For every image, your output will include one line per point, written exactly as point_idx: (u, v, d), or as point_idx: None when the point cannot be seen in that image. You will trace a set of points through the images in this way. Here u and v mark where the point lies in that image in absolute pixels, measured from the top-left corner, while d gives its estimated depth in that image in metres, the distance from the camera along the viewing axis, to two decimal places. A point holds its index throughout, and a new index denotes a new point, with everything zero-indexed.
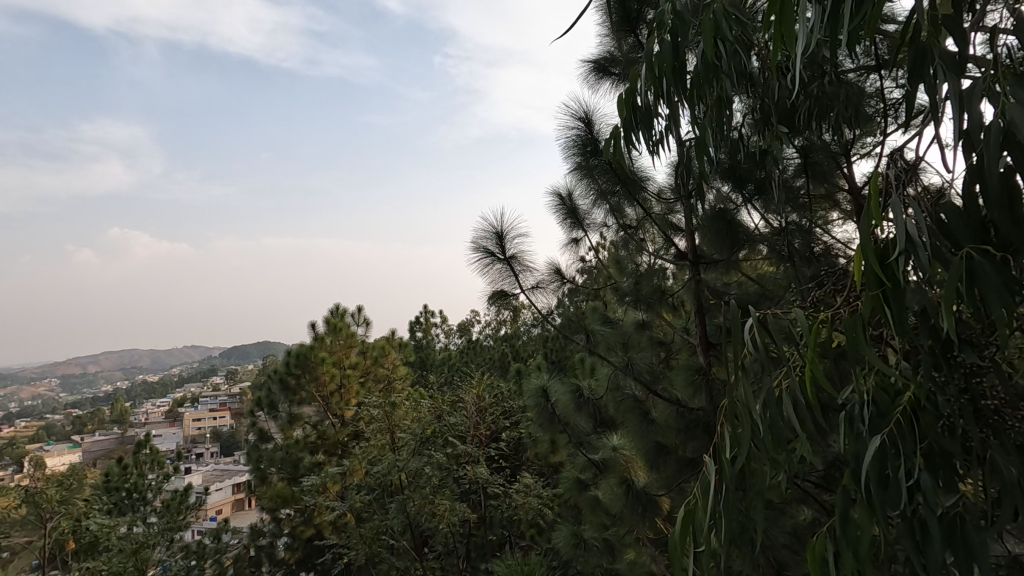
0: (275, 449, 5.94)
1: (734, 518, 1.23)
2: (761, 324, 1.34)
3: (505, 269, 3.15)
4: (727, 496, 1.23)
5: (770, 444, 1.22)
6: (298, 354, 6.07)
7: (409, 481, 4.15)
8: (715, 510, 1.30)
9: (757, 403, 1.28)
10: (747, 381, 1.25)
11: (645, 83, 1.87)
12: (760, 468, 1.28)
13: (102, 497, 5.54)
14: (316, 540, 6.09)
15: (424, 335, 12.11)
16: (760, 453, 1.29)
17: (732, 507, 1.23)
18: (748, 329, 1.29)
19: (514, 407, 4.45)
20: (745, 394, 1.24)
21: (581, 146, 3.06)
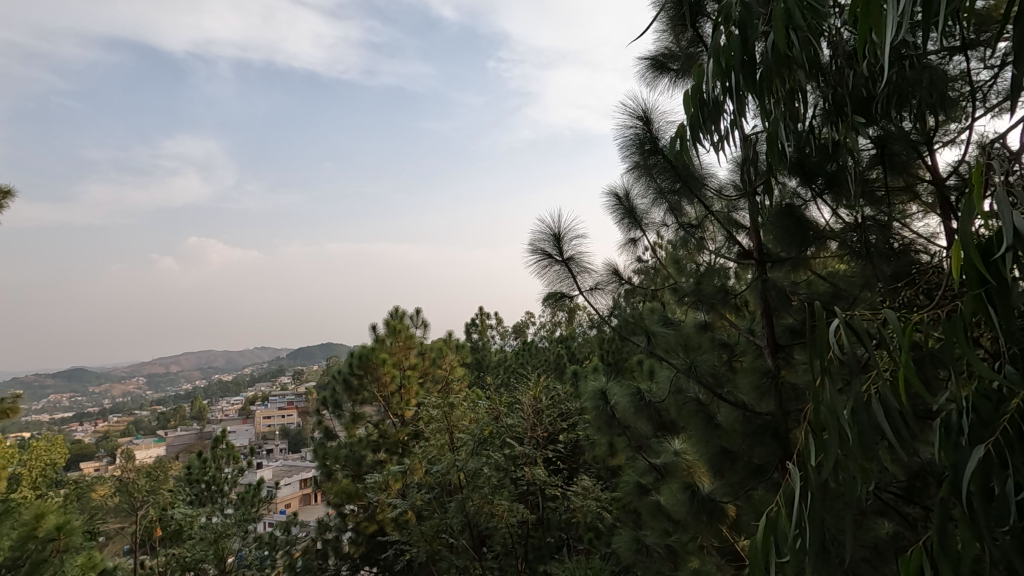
0: (340, 447, 6.17)
1: (819, 529, 1.17)
2: (847, 325, 1.27)
3: (563, 271, 3.13)
4: (813, 506, 1.18)
5: (859, 452, 1.15)
6: (360, 355, 6.30)
7: (468, 480, 4.20)
8: (799, 520, 1.24)
9: (844, 408, 1.21)
10: (833, 385, 1.18)
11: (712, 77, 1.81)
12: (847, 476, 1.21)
13: (185, 488, 5.94)
14: (379, 536, 6.26)
15: (480, 336, 12.25)
16: (848, 461, 1.22)
17: (817, 517, 1.17)
18: (834, 331, 1.23)
19: (572, 409, 4.43)
20: (830, 398, 1.18)
21: (639, 144, 3.02)
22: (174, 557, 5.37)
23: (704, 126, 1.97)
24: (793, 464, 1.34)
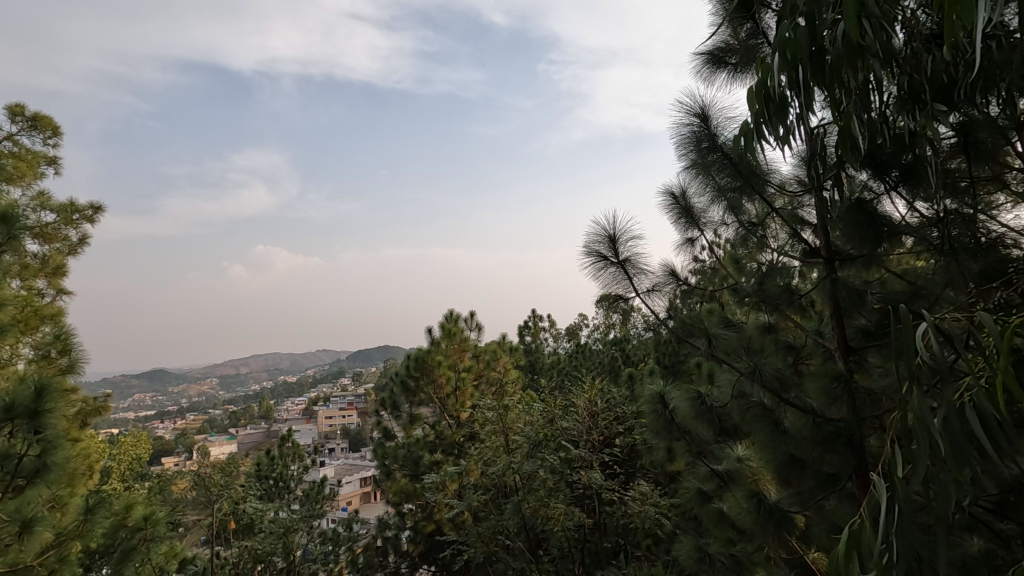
0: (398, 447, 6.34)
1: (909, 543, 1.10)
2: (936, 328, 1.19)
3: (619, 273, 3.09)
4: (902, 518, 1.11)
5: (954, 464, 1.07)
6: (417, 358, 6.44)
7: (524, 483, 4.21)
8: (886, 534, 1.17)
9: (934, 417, 1.13)
10: (923, 392, 1.11)
11: (779, 70, 1.75)
12: (940, 489, 1.13)
13: (255, 484, 6.26)
14: (437, 535, 6.34)
15: (533, 339, 12.28)
16: (941, 472, 1.14)
17: (907, 530, 1.10)
18: (921, 335, 1.16)
19: (628, 412, 4.36)
20: (920, 406, 1.10)
21: (696, 141, 2.96)
22: (246, 550, 5.65)
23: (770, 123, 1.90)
24: (879, 474, 1.27)
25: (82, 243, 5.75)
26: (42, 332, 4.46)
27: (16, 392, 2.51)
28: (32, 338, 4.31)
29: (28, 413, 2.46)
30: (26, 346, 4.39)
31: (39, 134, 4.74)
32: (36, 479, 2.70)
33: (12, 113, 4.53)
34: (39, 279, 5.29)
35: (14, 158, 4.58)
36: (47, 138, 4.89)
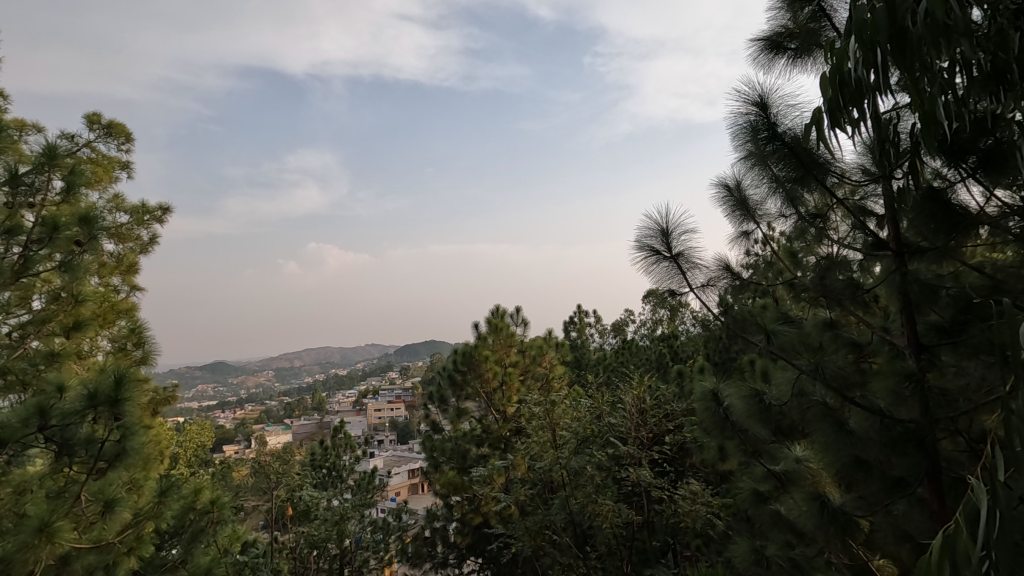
0: (446, 440, 6.45)
1: (1010, 550, 1.03)
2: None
3: (672, 267, 3.05)
4: (1003, 524, 1.03)
5: None
6: (464, 352, 6.52)
7: (571, 478, 4.21)
8: (985, 541, 1.09)
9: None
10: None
11: (856, 53, 1.65)
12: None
13: (311, 473, 6.50)
14: (484, 528, 6.38)
15: (579, 335, 12.22)
16: None
17: (1008, 537, 1.03)
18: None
19: (677, 410, 4.26)
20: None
21: (754, 131, 2.86)
22: (302, 535, 5.88)
23: (846, 110, 1.81)
24: (978, 477, 1.18)
25: (152, 243, 6.10)
26: (118, 326, 4.78)
27: (98, 381, 2.70)
28: (110, 331, 4.63)
29: (110, 400, 2.64)
30: (104, 338, 4.69)
31: (114, 141, 5.07)
32: (117, 462, 2.90)
33: (90, 122, 4.85)
34: (115, 277, 5.67)
35: (92, 163, 4.92)
36: (121, 144, 5.21)
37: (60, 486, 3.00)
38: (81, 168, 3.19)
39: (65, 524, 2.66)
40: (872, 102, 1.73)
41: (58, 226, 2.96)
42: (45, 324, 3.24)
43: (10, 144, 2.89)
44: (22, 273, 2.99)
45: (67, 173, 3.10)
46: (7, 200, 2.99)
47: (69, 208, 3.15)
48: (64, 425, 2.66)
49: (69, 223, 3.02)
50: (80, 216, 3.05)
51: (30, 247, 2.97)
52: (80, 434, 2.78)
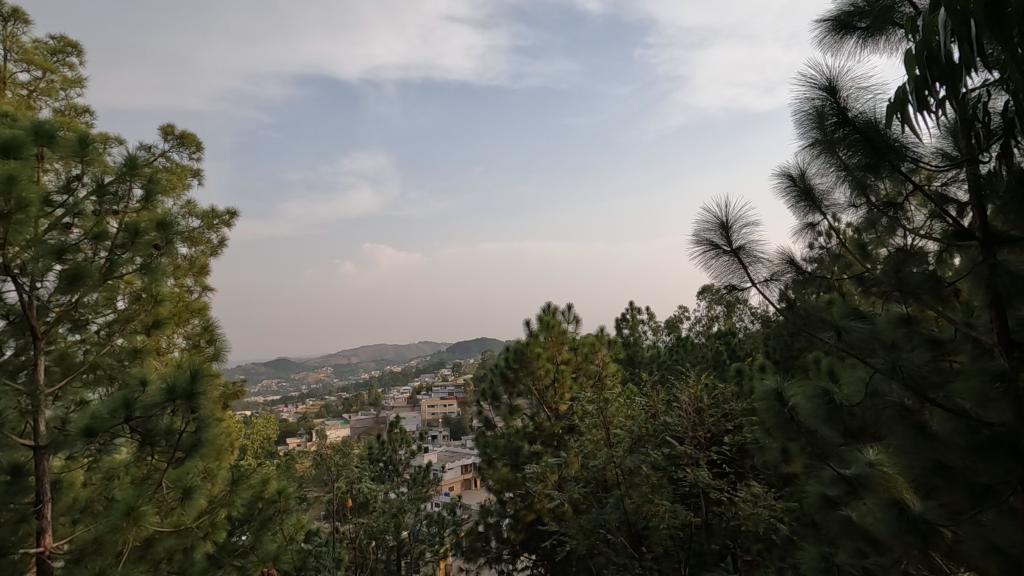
0: (499, 437, 6.51)
1: None
2: None
3: (732, 262, 2.99)
4: None
5: None
6: (516, 350, 6.56)
7: (626, 478, 4.16)
8: None
9: None
10: None
11: (946, 25, 1.53)
12: None
13: (369, 466, 6.72)
14: (537, 525, 6.40)
15: (631, 332, 12.07)
16: None
17: None
18: None
19: (736, 410, 4.12)
20: None
21: (822, 117, 2.72)
22: (361, 526, 6.08)
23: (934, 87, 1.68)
24: None
25: (221, 245, 6.45)
26: (192, 324, 5.09)
27: (176, 376, 2.88)
28: (185, 329, 4.94)
29: (187, 394, 2.82)
30: (180, 336, 5.01)
31: (186, 150, 5.38)
32: (194, 452, 3.08)
33: (165, 133, 5.18)
34: (188, 278, 6.03)
35: (167, 172, 5.26)
36: (192, 153, 5.53)
37: (144, 474, 3.22)
38: (158, 177, 3.40)
39: (148, 509, 2.86)
40: (962, 79, 1.60)
41: (139, 232, 3.19)
42: (129, 322, 3.50)
43: (96, 156, 3.12)
44: (109, 276, 3.19)
45: (146, 182, 3.32)
46: (95, 208, 3.22)
47: (148, 215, 3.38)
48: (147, 416, 2.86)
49: (148, 228, 3.24)
50: (158, 222, 3.27)
51: (115, 251, 3.20)
52: (160, 425, 2.98)
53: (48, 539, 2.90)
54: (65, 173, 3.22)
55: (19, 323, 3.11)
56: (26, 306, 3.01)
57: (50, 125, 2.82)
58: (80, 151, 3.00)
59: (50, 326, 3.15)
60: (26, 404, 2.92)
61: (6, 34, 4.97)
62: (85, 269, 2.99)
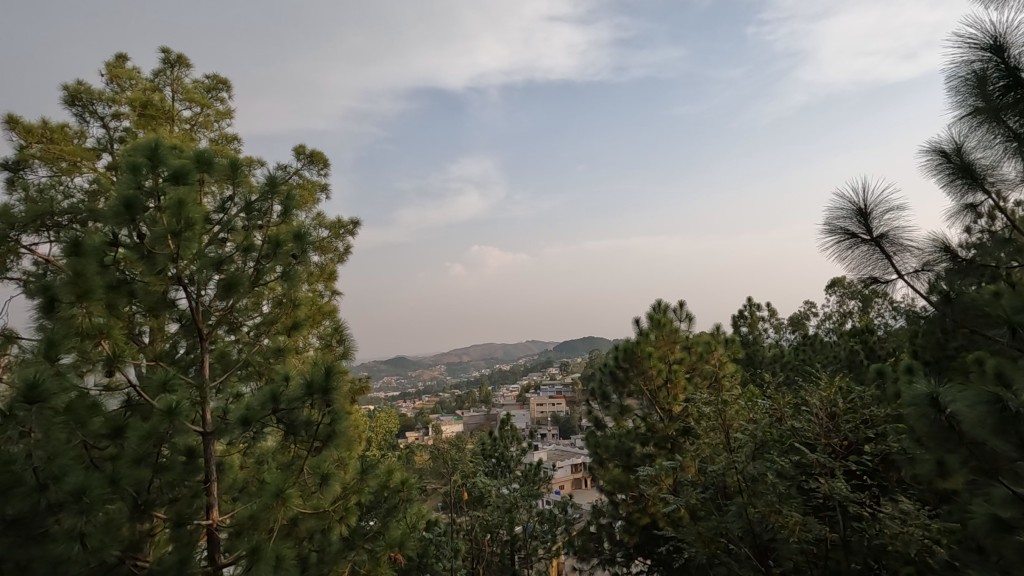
0: (610, 437, 6.42)
1: None
2: None
3: (872, 252, 2.90)
4: None
5: None
6: (625, 349, 6.44)
7: (748, 486, 3.91)
8: None
9: None
10: None
11: None
12: None
13: (482, 461, 6.94)
14: (652, 529, 6.19)
15: (750, 330, 11.36)
16: None
17: None
18: None
19: (879, 415, 3.69)
20: None
21: (987, 82, 2.38)
22: (477, 519, 6.30)
23: None
24: None
25: (347, 252, 7.02)
26: (324, 325, 5.60)
27: (313, 372, 3.18)
28: (318, 330, 5.45)
29: (322, 388, 3.11)
30: (314, 336, 5.52)
31: (315, 167, 5.93)
32: (329, 442, 3.38)
33: (297, 153, 5.74)
34: (320, 283, 6.64)
35: (300, 188, 5.82)
36: (320, 170, 6.08)
37: (289, 460, 3.57)
38: (294, 194, 3.78)
39: (293, 491, 3.19)
40: None
41: (280, 243, 3.57)
42: (273, 324, 3.93)
43: (244, 178, 3.53)
44: (256, 283, 3.60)
45: (284, 199, 3.72)
46: (244, 223, 3.66)
47: (285, 228, 3.75)
48: (291, 408, 3.20)
49: (287, 239, 3.62)
50: (294, 234, 3.64)
51: (261, 262, 3.59)
52: (301, 417, 3.30)
53: (215, 514, 3.39)
54: (219, 195, 3.69)
55: (188, 326, 3.60)
56: (194, 311, 3.48)
57: (208, 153, 3.25)
58: (231, 174, 3.42)
59: (213, 328, 3.63)
60: (196, 395, 3.38)
61: (173, 79, 5.81)
62: (237, 277, 3.42)
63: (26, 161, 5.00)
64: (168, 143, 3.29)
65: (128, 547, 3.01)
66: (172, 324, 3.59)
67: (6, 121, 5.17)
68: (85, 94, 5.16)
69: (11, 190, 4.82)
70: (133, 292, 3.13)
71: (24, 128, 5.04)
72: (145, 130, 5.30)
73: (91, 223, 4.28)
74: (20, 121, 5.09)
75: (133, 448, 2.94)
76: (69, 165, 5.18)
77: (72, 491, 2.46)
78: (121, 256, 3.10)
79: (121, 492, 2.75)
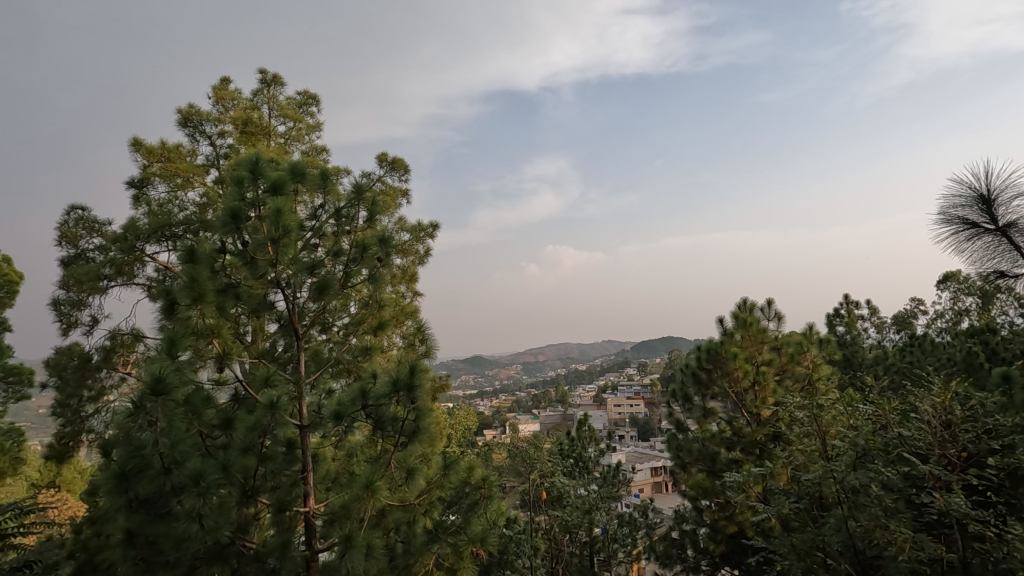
0: (693, 440, 6.19)
1: None
2: None
3: (997, 243, 2.62)
4: None
5: None
6: (708, 349, 6.20)
7: (849, 497, 3.62)
8: None
9: None
10: None
11: None
12: None
13: (561, 461, 6.93)
14: (740, 538, 5.89)
15: (848, 330, 10.56)
16: None
17: None
18: None
19: (1005, 425, 3.30)
20: None
21: None
22: (556, 519, 6.28)
23: None
24: None
25: (427, 255, 7.27)
26: (407, 325, 5.82)
27: (398, 370, 3.32)
28: (401, 330, 5.68)
29: (407, 386, 3.24)
30: (398, 336, 5.75)
31: (397, 174, 6.19)
32: (414, 437, 3.50)
33: (380, 161, 6.01)
34: (402, 285, 6.91)
35: (384, 194, 6.10)
36: (402, 176, 6.33)
37: (377, 454, 3.74)
38: (378, 200, 3.97)
39: (381, 484, 3.34)
40: None
41: (366, 247, 3.75)
42: (361, 323, 4.14)
43: (333, 187, 3.75)
44: (346, 285, 3.80)
45: (369, 205, 3.91)
46: (334, 229, 3.87)
47: (371, 232, 3.94)
48: (378, 404, 3.37)
49: (372, 244, 3.80)
50: (379, 239, 3.81)
51: (349, 265, 3.77)
52: (388, 413, 3.46)
53: (311, 501, 3.61)
54: (312, 203, 3.93)
55: (286, 325, 3.87)
56: (290, 311, 3.74)
57: (302, 164, 3.48)
58: (322, 183, 3.64)
59: (307, 328, 3.88)
60: (294, 390, 3.63)
61: (270, 97, 6.27)
62: (328, 280, 3.63)
63: (149, 179, 5.61)
64: (267, 157, 3.56)
65: (237, 528, 3.29)
66: (271, 324, 3.87)
67: (132, 144, 5.80)
68: (196, 116, 5.69)
69: (137, 205, 5.41)
70: (238, 296, 3.39)
71: (146, 149, 5.64)
72: (247, 145, 5.78)
73: (202, 233, 4.71)
74: (144, 143, 5.70)
75: (240, 438, 3.22)
76: (183, 181, 5.74)
77: (191, 475, 2.80)
78: (229, 262, 3.40)
79: (230, 478, 3.02)
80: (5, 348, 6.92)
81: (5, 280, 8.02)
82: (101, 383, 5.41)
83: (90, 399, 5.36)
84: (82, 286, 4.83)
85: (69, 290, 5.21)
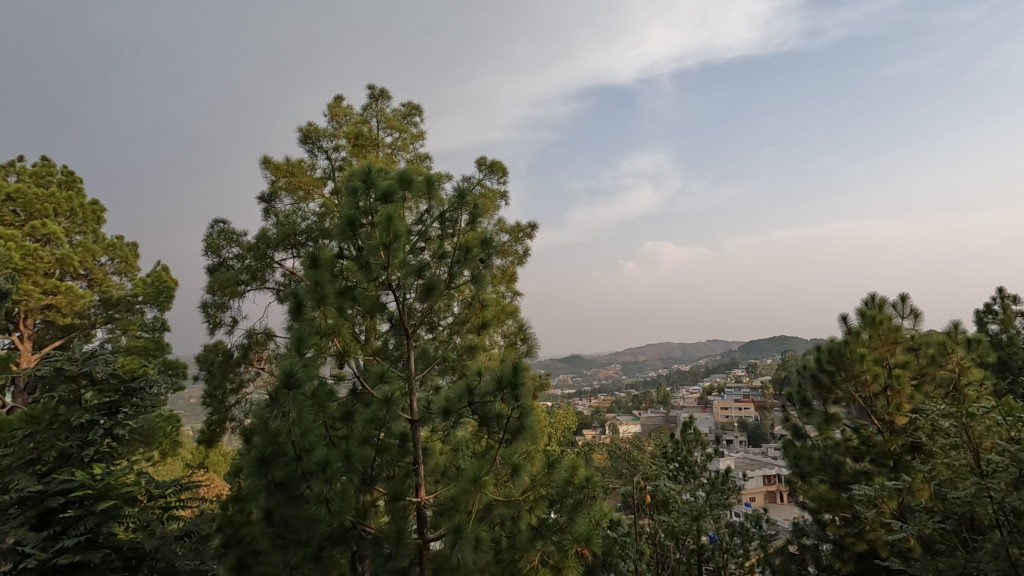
0: (813, 448, 5.72)
1: None
2: None
3: None
4: None
5: None
6: (831, 350, 5.68)
7: (1010, 519, 3.17)
8: None
9: None
10: None
11: None
12: None
13: (665, 464, 6.72)
14: (872, 558, 5.34)
15: (1002, 328, 9.22)
16: None
17: None
18: None
19: None
20: None
21: None
22: (660, 524, 6.19)
23: None
24: None
25: (525, 255, 7.35)
26: (507, 325, 5.94)
27: (503, 368, 3.39)
28: (503, 329, 5.80)
29: (511, 383, 3.31)
30: (499, 335, 5.88)
31: (496, 177, 6.33)
32: (518, 435, 3.58)
33: (480, 165, 6.17)
34: (502, 285, 7.07)
35: (483, 198, 6.28)
36: (500, 179, 6.47)
37: (483, 449, 3.84)
38: (479, 203, 4.07)
39: (488, 479, 3.43)
40: None
41: (469, 249, 3.89)
42: (465, 323, 4.28)
43: (437, 193, 3.94)
44: (450, 286, 3.95)
45: (471, 208, 4.03)
46: (439, 232, 4.04)
47: (473, 235, 4.07)
48: (483, 402, 3.47)
49: (474, 246, 3.92)
50: (481, 240, 3.93)
51: (453, 267, 3.92)
52: (493, 410, 3.55)
53: (423, 492, 3.75)
54: (417, 208, 4.13)
55: (397, 324, 4.09)
56: (401, 311, 3.94)
57: (409, 172, 3.67)
58: (427, 189, 3.82)
59: (416, 327, 4.07)
60: (406, 386, 3.84)
61: (378, 111, 6.67)
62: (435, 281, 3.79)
63: (276, 193, 6.20)
64: (378, 167, 3.79)
65: (358, 513, 3.53)
66: (384, 324, 4.10)
67: (262, 162, 6.45)
68: (314, 133, 6.20)
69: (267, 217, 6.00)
70: (355, 297, 3.63)
71: (274, 166, 6.24)
72: (358, 158, 6.21)
73: (322, 240, 5.15)
74: (272, 161, 6.32)
75: (359, 430, 3.45)
76: (305, 193, 6.29)
77: (318, 463, 3.01)
78: (346, 266, 3.66)
79: (352, 467, 3.24)
80: (166, 345, 8.00)
81: (165, 286, 9.25)
82: (240, 376, 6.10)
83: (232, 391, 6.05)
84: (225, 291, 5.47)
85: (214, 294, 5.89)
